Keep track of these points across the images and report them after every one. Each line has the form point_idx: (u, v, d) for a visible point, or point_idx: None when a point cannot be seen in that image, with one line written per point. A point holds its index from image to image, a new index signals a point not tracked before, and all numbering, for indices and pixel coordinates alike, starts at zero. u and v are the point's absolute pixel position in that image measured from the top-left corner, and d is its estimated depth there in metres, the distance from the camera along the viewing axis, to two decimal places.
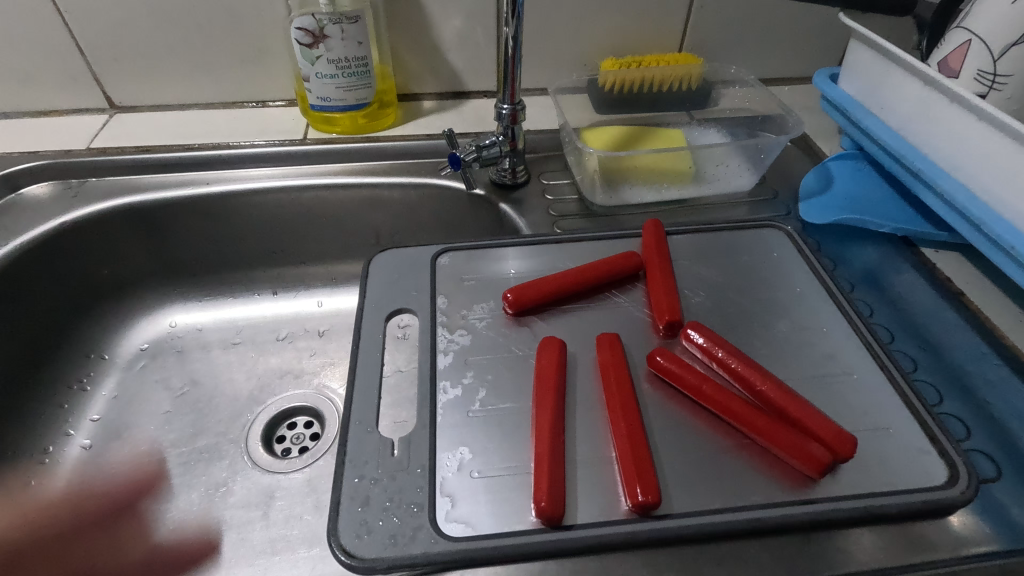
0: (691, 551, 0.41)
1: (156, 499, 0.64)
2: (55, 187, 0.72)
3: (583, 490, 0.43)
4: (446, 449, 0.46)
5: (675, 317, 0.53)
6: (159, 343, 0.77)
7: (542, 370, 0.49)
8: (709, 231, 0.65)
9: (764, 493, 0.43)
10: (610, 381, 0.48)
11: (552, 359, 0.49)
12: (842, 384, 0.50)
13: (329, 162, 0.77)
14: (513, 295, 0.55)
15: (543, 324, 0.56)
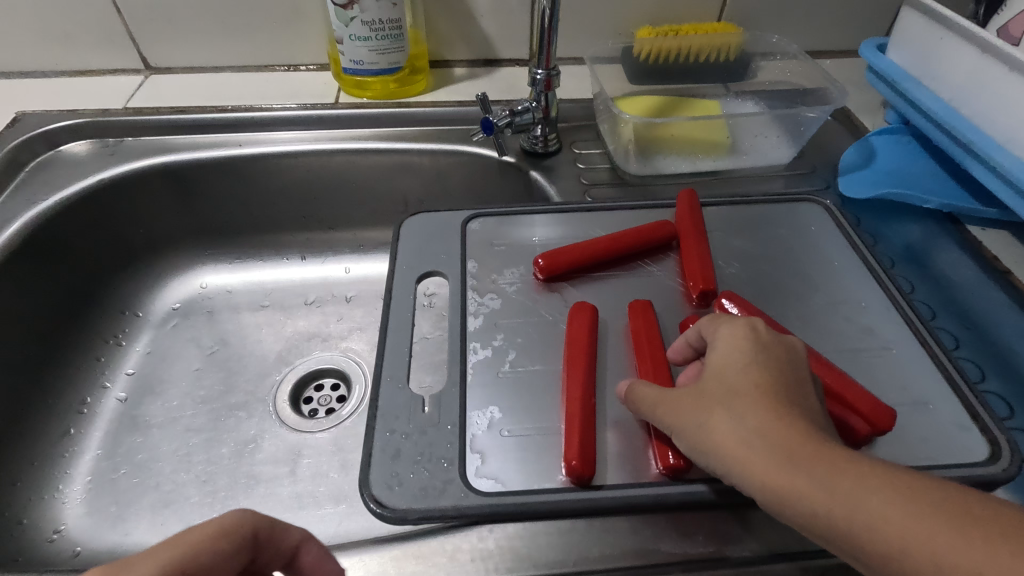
0: (722, 516, 0.41)
1: (188, 451, 0.65)
2: (92, 145, 0.73)
3: (613, 452, 0.43)
4: (476, 408, 0.46)
5: (709, 288, 0.52)
6: (190, 303, 0.79)
7: (574, 335, 0.49)
8: (745, 204, 0.64)
9: None
10: (642, 347, 0.48)
11: (585, 324, 0.49)
12: (879, 359, 0.49)
13: (359, 127, 0.77)
14: (544, 260, 0.55)
15: (573, 291, 0.55)
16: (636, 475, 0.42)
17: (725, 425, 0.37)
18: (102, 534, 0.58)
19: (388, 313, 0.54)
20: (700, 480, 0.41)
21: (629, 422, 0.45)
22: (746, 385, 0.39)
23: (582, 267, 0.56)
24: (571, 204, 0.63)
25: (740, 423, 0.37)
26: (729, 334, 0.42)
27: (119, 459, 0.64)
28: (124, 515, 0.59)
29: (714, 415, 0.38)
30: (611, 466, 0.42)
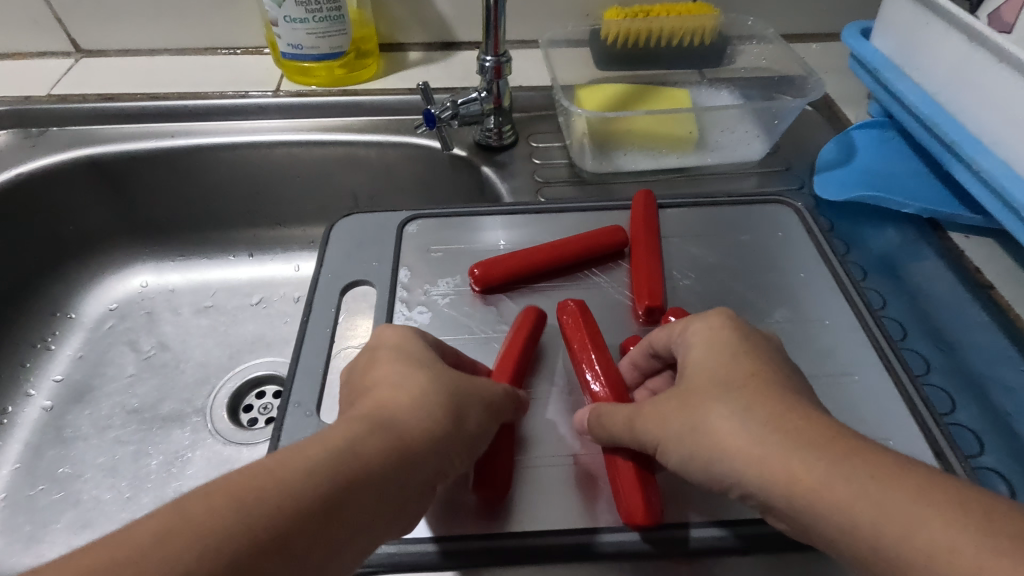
0: (650, 568, 0.36)
1: (112, 464, 0.61)
2: (13, 136, 0.68)
3: (534, 492, 0.39)
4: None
5: (657, 304, 0.48)
6: (128, 303, 0.74)
7: (501, 356, 0.44)
8: (708, 205, 0.59)
9: (735, 507, 0.38)
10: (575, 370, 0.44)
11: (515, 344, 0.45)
12: (839, 387, 0.44)
13: (303, 117, 0.71)
14: (479, 270, 0.50)
15: (511, 305, 0.51)
16: (552, 520, 0.38)
17: (719, 409, 0.34)
18: (11, 557, 0.54)
19: (306, 327, 0.49)
20: (623, 527, 0.37)
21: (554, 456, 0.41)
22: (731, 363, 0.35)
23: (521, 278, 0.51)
24: (518, 205, 0.58)
25: (734, 404, 0.34)
26: (706, 327, 0.38)
27: (39, 473, 0.60)
28: (38, 536, 0.56)
29: (702, 408, 0.34)
30: (527, 508, 0.38)
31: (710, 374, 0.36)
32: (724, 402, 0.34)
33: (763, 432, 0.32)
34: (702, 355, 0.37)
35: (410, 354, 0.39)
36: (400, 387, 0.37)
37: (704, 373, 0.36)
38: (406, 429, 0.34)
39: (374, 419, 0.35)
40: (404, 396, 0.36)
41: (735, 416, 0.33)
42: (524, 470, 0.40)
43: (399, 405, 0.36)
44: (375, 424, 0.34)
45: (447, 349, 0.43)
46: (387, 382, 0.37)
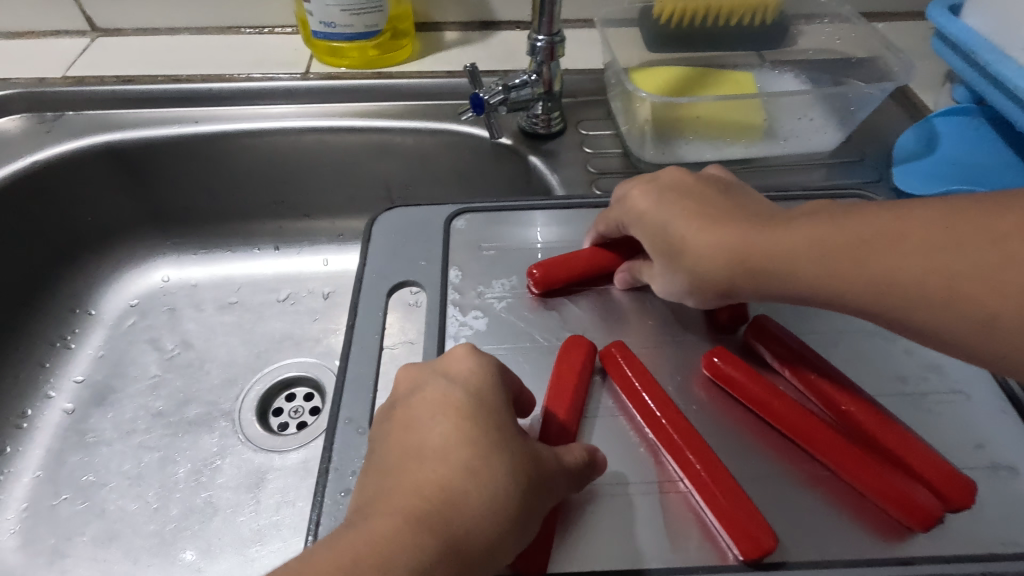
0: None
1: (137, 472, 0.58)
2: (27, 121, 0.64)
3: (614, 525, 0.35)
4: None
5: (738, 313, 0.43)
6: (150, 299, 0.70)
7: (565, 371, 0.40)
8: (781, 200, 0.54)
9: (844, 546, 0.34)
10: (654, 386, 0.39)
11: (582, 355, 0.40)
12: (947, 406, 0.40)
13: (334, 100, 0.67)
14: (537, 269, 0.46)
15: (573, 310, 0.46)
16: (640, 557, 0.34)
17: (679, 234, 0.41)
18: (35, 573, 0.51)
19: (351, 332, 0.45)
20: (720, 568, 0.33)
21: (635, 480, 0.37)
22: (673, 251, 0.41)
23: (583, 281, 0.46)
24: (574, 199, 0.54)
25: (691, 239, 0.40)
26: (640, 188, 0.44)
27: (61, 482, 0.57)
28: (62, 550, 0.53)
29: (679, 249, 0.40)
30: (609, 541, 0.34)
31: (658, 222, 0.42)
32: (687, 234, 0.40)
33: (721, 246, 0.38)
34: (659, 251, 0.42)
35: (479, 417, 0.34)
36: (471, 472, 0.31)
37: (659, 222, 0.42)
38: (466, 528, 0.30)
39: (438, 510, 0.30)
40: (474, 486, 0.31)
41: (707, 258, 0.39)
42: (602, 498, 0.36)
43: (467, 496, 0.31)
44: (439, 519, 0.30)
45: (516, 384, 0.38)
46: (456, 451, 0.32)
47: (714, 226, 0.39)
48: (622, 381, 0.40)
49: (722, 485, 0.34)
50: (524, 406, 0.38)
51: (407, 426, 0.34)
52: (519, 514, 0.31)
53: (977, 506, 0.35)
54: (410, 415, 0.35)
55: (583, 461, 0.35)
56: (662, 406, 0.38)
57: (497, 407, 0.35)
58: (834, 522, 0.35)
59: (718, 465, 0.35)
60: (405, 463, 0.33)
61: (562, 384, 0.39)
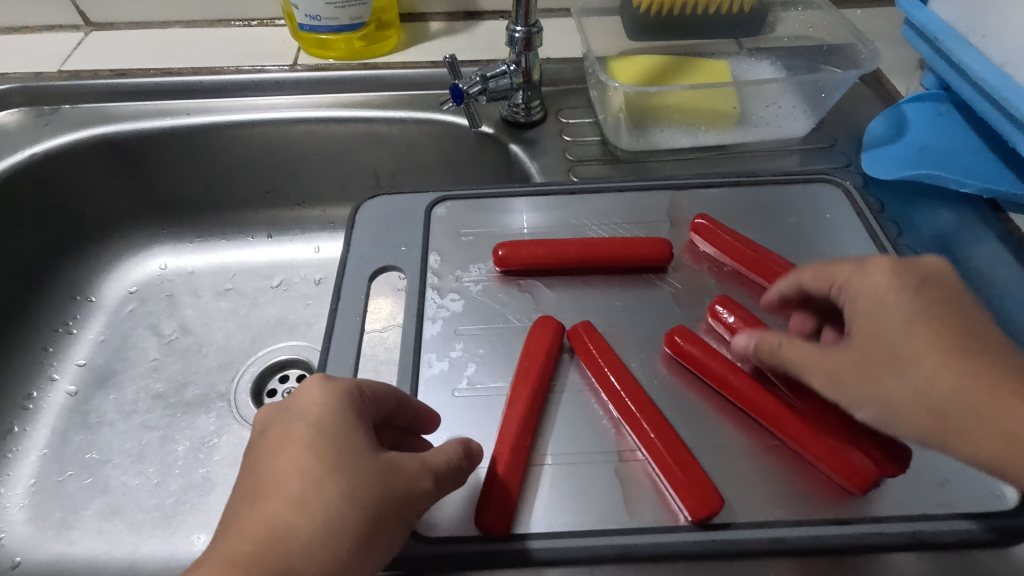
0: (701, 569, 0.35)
1: (138, 450, 0.61)
2: (25, 114, 0.66)
3: (576, 490, 0.38)
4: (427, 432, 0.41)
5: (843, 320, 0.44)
6: (148, 286, 0.73)
7: (533, 348, 0.42)
8: (751, 185, 0.56)
9: (789, 508, 0.36)
10: (617, 362, 0.42)
11: (548, 334, 0.43)
12: None
13: (321, 92, 0.68)
14: (512, 253, 0.48)
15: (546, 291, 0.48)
16: (598, 518, 0.36)
17: (876, 359, 0.35)
18: (43, 544, 0.55)
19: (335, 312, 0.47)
20: (671, 528, 0.36)
21: (597, 448, 0.39)
22: (871, 364, 0.36)
23: (556, 265, 0.48)
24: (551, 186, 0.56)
25: (930, 363, 0.34)
26: (872, 282, 0.38)
27: (66, 460, 0.60)
28: (68, 523, 0.56)
29: (900, 368, 0.35)
30: (569, 503, 0.37)
31: (880, 329, 0.36)
32: (916, 359, 0.34)
33: (952, 377, 0.34)
34: (854, 388, 0.35)
35: (322, 443, 0.33)
36: (302, 503, 0.31)
37: (866, 335, 0.37)
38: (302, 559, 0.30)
39: (269, 551, 0.30)
40: (304, 517, 0.31)
41: (926, 384, 0.34)
42: (565, 465, 0.39)
43: (300, 527, 0.31)
44: (270, 557, 0.30)
45: (381, 396, 0.37)
46: (295, 483, 0.32)
47: (904, 325, 0.36)
48: (589, 356, 0.42)
49: (675, 453, 0.37)
50: (406, 415, 0.38)
51: (255, 460, 0.34)
52: (363, 533, 0.31)
53: (916, 472, 0.38)
54: (262, 449, 0.34)
55: (444, 461, 0.35)
56: (625, 381, 0.40)
57: (340, 429, 0.34)
58: (780, 486, 0.37)
59: (672, 436, 0.38)
60: (250, 501, 0.32)
61: (530, 361, 0.41)
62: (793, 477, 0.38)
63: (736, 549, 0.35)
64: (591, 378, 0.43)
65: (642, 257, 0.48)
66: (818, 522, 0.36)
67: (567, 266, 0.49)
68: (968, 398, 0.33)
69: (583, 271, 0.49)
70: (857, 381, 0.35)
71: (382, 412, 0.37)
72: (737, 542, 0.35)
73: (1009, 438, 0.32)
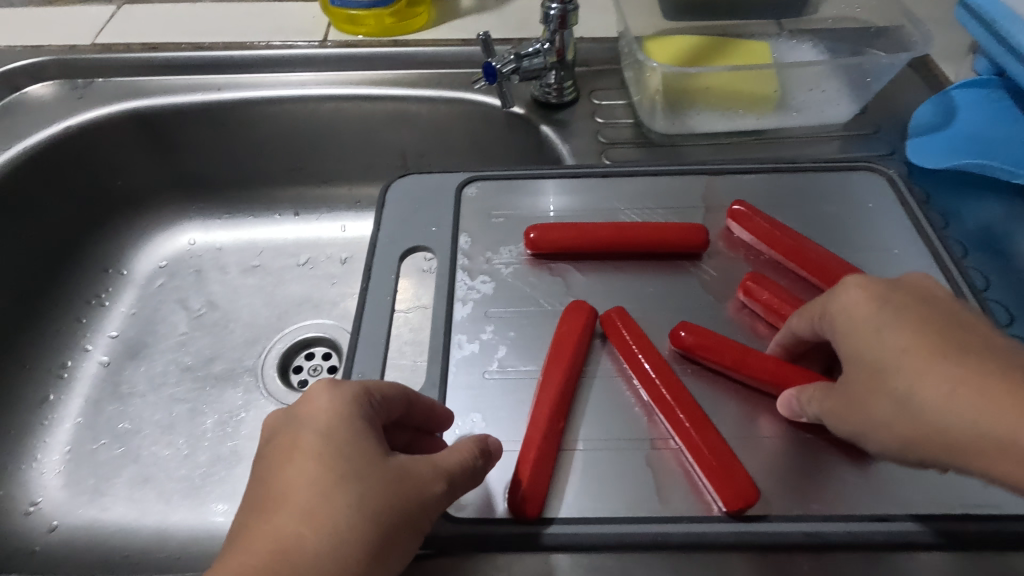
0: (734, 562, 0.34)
1: (167, 422, 0.62)
2: (59, 88, 0.66)
3: (607, 477, 0.37)
4: (457, 414, 0.41)
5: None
6: (177, 261, 0.74)
7: (566, 333, 0.41)
8: (790, 171, 0.54)
9: (825, 503, 0.36)
10: (651, 350, 0.41)
11: (582, 319, 0.42)
12: None
13: (351, 69, 0.68)
14: (543, 236, 0.48)
15: (577, 274, 0.48)
16: (629, 504, 0.36)
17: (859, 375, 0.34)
18: (77, 509, 0.56)
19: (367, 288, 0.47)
20: (705, 517, 0.35)
21: (629, 435, 0.39)
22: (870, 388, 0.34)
23: (588, 248, 0.48)
24: (583, 168, 0.55)
25: (911, 374, 0.32)
26: (847, 286, 0.36)
27: (100, 428, 0.61)
28: (102, 490, 0.57)
29: (889, 386, 0.33)
30: (602, 490, 0.37)
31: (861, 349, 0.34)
32: (893, 368, 0.33)
33: (931, 376, 0.31)
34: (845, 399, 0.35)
35: (330, 452, 0.32)
36: (312, 517, 0.31)
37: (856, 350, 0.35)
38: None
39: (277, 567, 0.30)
40: (314, 530, 0.30)
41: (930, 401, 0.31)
42: (597, 452, 0.38)
43: (307, 540, 0.30)
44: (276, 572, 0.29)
45: (392, 399, 0.36)
46: (308, 498, 0.31)
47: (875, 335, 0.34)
48: (622, 342, 0.41)
49: (710, 444, 0.36)
50: (419, 414, 0.38)
51: (264, 471, 0.33)
52: (375, 548, 0.31)
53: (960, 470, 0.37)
54: (270, 458, 0.34)
55: (460, 470, 0.34)
56: (660, 370, 0.40)
57: (348, 437, 0.33)
58: (816, 481, 0.37)
59: (708, 427, 0.37)
60: (257, 515, 0.32)
61: (563, 344, 0.41)
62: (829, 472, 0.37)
63: (771, 541, 0.34)
64: (622, 365, 0.42)
65: (675, 242, 0.47)
66: (856, 518, 0.35)
67: (599, 250, 0.48)
68: (969, 407, 0.30)
69: (615, 255, 0.48)
70: (846, 405, 0.35)
71: (392, 415, 0.36)
72: (773, 534, 0.35)
73: (998, 440, 0.29)
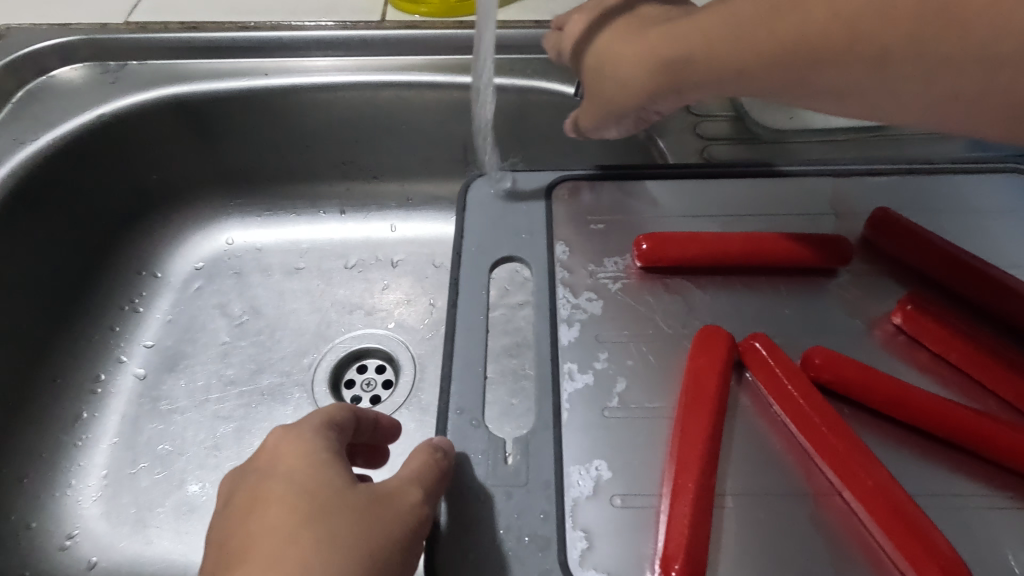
0: None
1: (212, 442, 0.56)
2: (89, 71, 0.60)
3: (773, 546, 0.31)
4: (578, 462, 0.34)
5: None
6: (215, 262, 0.67)
7: (704, 369, 0.35)
8: (925, 173, 0.48)
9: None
10: (807, 385, 0.34)
11: (719, 349, 0.36)
12: None
13: (411, 53, 0.61)
14: (658, 247, 0.41)
15: (697, 294, 0.41)
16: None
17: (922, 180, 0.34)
18: (119, 542, 0.51)
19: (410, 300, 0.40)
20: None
21: (786, 490, 0.33)
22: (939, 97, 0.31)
23: (712, 262, 0.41)
24: (689, 169, 0.48)
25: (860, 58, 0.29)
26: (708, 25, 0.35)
27: (138, 450, 0.55)
28: (144, 520, 0.52)
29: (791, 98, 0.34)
30: (769, 560, 0.31)
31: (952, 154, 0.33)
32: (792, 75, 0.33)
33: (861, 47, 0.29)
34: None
35: (294, 490, 0.30)
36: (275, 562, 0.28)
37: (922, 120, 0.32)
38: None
39: None
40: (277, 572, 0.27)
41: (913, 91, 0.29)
42: (758, 513, 0.32)
43: None
44: None
45: (337, 432, 0.35)
46: (272, 534, 0.29)
47: (760, 61, 0.32)
48: (770, 376, 0.35)
49: (901, 504, 0.30)
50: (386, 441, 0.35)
51: (224, 529, 0.30)
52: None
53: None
54: (228, 515, 0.31)
55: (427, 472, 0.32)
56: (822, 411, 0.33)
57: (311, 471, 0.31)
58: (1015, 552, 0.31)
59: (893, 483, 0.31)
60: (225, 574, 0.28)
61: (701, 378, 0.35)
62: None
63: None
64: (767, 402, 0.36)
65: (815, 258, 0.41)
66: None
67: (725, 265, 0.41)
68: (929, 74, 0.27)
69: (741, 271, 0.42)
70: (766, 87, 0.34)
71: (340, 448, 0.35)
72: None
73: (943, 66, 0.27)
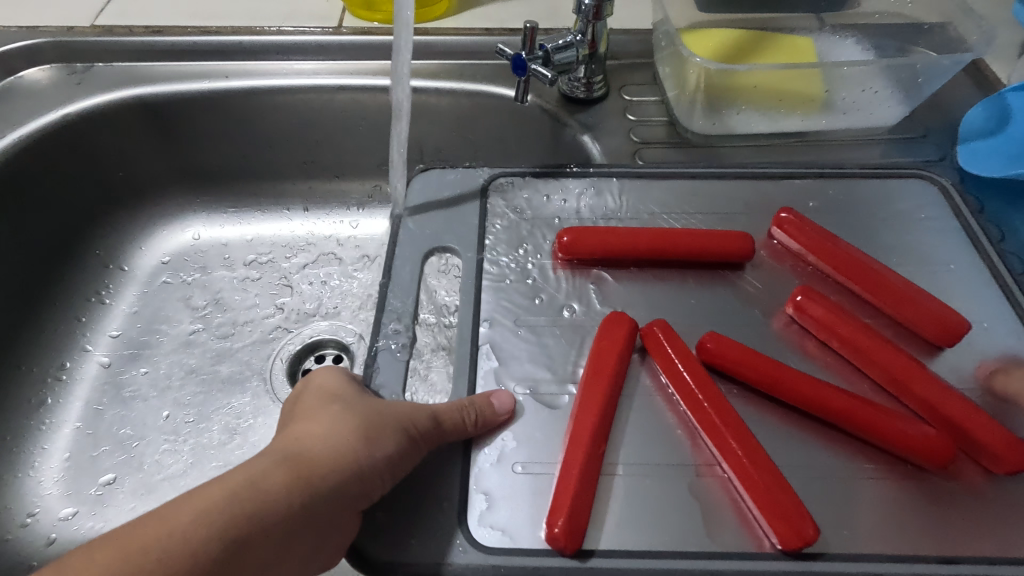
0: None
1: (171, 427, 0.59)
2: (56, 72, 0.62)
3: (655, 507, 0.34)
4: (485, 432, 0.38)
5: (962, 330, 0.39)
6: (181, 256, 0.70)
7: (605, 348, 0.39)
8: (837, 177, 0.51)
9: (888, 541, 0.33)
10: (696, 365, 0.38)
11: (621, 334, 0.39)
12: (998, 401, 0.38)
13: (367, 58, 0.64)
14: (576, 240, 0.44)
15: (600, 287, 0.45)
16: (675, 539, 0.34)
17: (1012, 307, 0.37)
18: (78, 521, 0.53)
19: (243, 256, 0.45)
20: (757, 554, 0.33)
21: (673, 462, 0.36)
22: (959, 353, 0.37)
23: (617, 257, 0.44)
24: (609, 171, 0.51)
25: None
26: None
27: (100, 434, 0.58)
28: (103, 500, 0.54)
29: None
30: (650, 520, 0.34)
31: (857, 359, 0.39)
32: None
33: None
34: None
35: (344, 398, 0.37)
36: (322, 439, 0.34)
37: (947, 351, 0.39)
38: (337, 480, 0.33)
39: (292, 473, 0.32)
40: (321, 446, 0.34)
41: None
42: (644, 479, 0.35)
43: (318, 452, 0.33)
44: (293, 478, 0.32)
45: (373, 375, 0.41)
46: (329, 417, 0.35)
47: None
48: (665, 359, 0.38)
49: (765, 475, 0.33)
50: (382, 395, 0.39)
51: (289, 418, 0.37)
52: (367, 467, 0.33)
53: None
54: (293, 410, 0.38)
55: (478, 412, 0.37)
56: (708, 393, 0.36)
57: (358, 390, 0.38)
58: (876, 517, 0.34)
59: (762, 456, 0.34)
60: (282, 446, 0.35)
61: (601, 359, 0.38)
62: (892, 508, 0.34)
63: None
64: (663, 383, 0.39)
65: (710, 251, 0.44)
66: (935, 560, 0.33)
67: (633, 258, 0.45)
68: None
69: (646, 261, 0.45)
70: None
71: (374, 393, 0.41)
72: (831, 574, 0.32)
73: None
